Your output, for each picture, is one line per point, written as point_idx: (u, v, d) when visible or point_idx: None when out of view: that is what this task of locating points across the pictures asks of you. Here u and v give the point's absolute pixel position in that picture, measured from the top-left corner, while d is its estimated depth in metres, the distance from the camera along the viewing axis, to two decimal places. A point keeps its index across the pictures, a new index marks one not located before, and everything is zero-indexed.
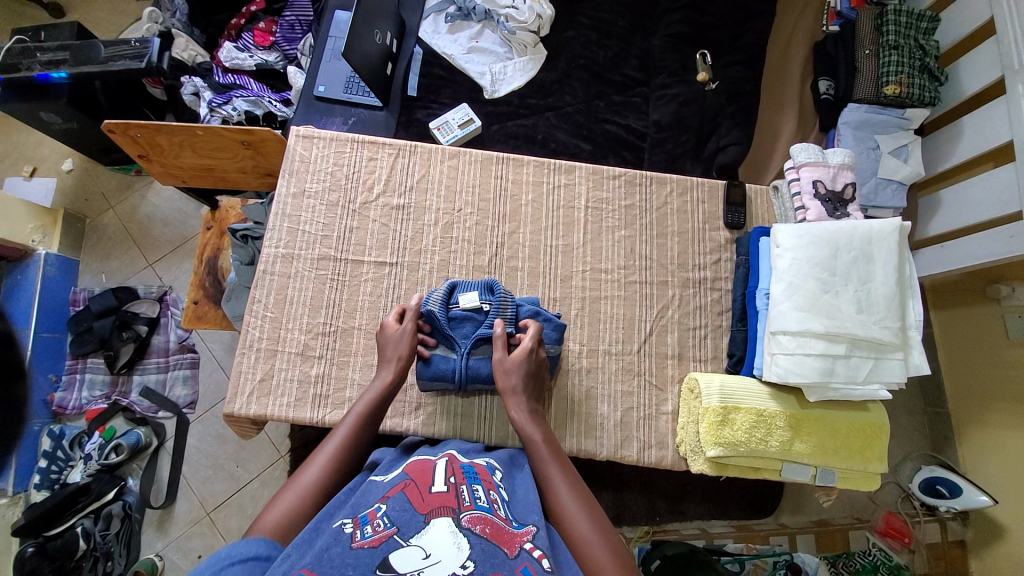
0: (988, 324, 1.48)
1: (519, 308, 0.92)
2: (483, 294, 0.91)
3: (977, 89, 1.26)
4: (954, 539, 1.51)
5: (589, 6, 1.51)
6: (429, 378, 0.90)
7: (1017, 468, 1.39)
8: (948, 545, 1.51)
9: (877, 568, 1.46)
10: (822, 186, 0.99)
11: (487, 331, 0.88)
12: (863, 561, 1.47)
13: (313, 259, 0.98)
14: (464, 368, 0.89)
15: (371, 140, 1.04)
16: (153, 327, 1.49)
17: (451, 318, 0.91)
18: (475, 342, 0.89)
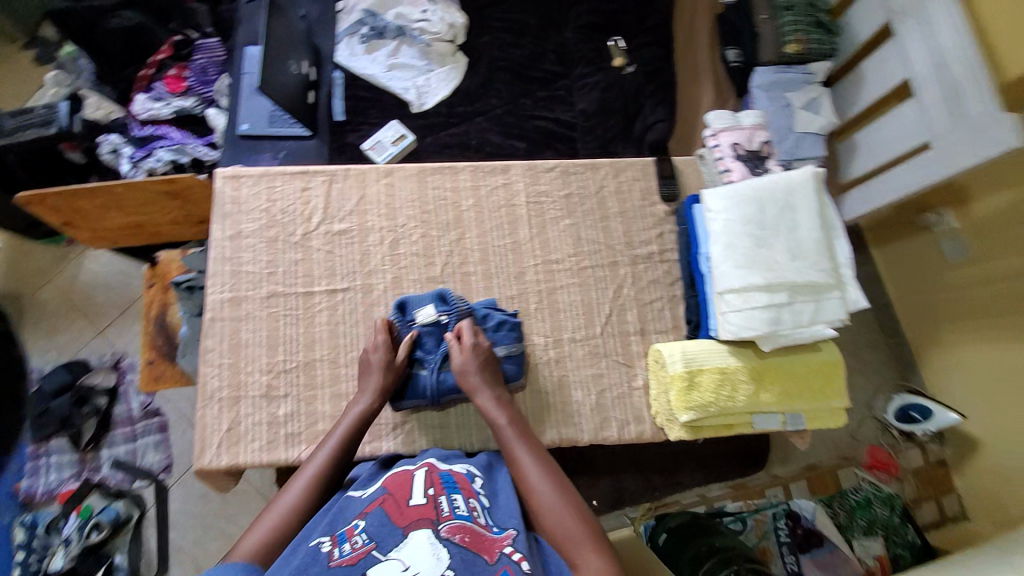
0: (930, 250, 1.61)
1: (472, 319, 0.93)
2: (441, 307, 0.92)
3: (867, 35, 1.37)
4: (936, 461, 1.62)
5: (500, 9, 1.55)
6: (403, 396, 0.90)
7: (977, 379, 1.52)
8: (931, 466, 1.63)
9: (869, 502, 1.59)
10: (740, 147, 1.03)
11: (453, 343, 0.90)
12: (855, 497, 1.61)
13: (261, 298, 0.95)
14: (436, 382, 0.89)
15: (301, 170, 1.01)
16: (112, 397, 1.42)
17: (414, 335, 0.91)
18: (444, 355, 0.89)
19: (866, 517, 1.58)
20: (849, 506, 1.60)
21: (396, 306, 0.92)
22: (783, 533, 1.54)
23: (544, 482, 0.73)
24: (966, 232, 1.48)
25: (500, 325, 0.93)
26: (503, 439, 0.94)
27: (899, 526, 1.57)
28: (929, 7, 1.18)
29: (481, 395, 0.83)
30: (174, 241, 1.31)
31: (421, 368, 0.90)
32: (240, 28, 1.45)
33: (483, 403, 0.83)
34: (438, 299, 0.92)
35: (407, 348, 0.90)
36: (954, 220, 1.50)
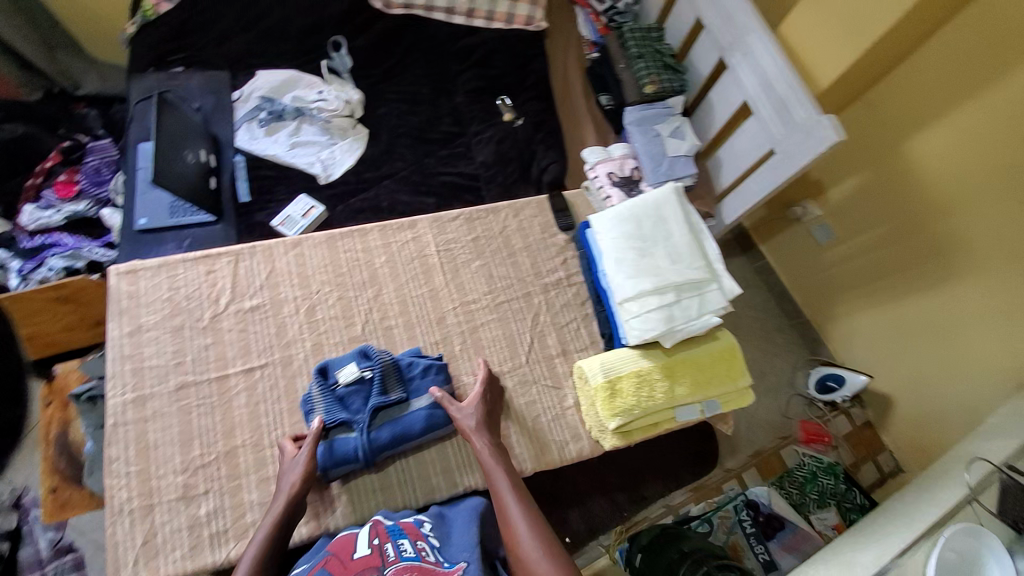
0: (805, 240, 1.96)
1: (396, 369, 0.94)
2: (362, 363, 0.92)
3: (708, 71, 1.64)
4: (863, 423, 1.86)
5: (393, 83, 1.67)
6: (337, 465, 0.87)
7: (877, 344, 1.79)
8: (860, 428, 1.85)
9: (816, 475, 1.73)
10: (615, 175, 1.18)
11: (380, 399, 0.90)
12: (802, 473, 1.75)
13: (171, 392, 0.91)
14: (367, 442, 0.88)
15: (203, 254, 1.01)
16: (15, 541, 1.23)
17: (340, 398, 0.90)
18: (372, 412, 0.90)
19: (816, 490, 1.71)
20: (798, 483, 1.72)
21: (317, 372, 0.91)
22: (747, 524, 1.63)
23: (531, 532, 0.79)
24: (829, 219, 1.82)
25: (422, 374, 0.95)
26: (448, 488, 0.93)
27: (846, 491, 1.70)
28: (747, 42, 1.44)
29: (480, 441, 0.89)
30: (76, 350, 1.25)
31: (351, 429, 0.89)
32: (131, 127, 1.45)
33: (483, 450, 0.88)
34: (361, 355, 0.93)
35: (332, 414, 0.89)
36: (818, 210, 1.84)
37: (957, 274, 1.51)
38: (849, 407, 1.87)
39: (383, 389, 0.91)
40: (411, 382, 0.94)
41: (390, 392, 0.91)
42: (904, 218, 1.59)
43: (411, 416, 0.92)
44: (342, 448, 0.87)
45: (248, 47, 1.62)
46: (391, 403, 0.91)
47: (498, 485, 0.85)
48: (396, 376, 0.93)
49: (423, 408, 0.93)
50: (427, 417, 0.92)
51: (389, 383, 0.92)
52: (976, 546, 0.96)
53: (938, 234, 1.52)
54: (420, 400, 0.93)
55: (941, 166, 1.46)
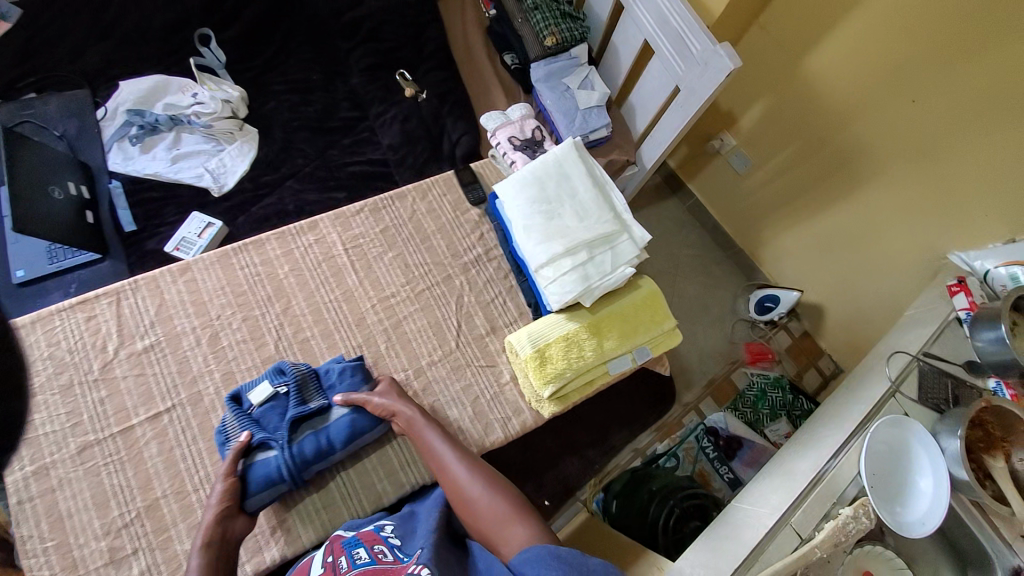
0: (726, 172, 2.00)
1: (311, 378, 0.91)
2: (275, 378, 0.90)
3: (606, 14, 1.61)
4: (801, 334, 1.98)
5: (277, 73, 1.54)
6: (257, 489, 0.81)
7: (801, 260, 1.90)
8: (800, 339, 1.98)
9: (765, 392, 1.83)
10: (516, 138, 1.14)
11: (298, 410, 0.87)
12: (753, 393, 1.85)
13: (73, 455, 0.83)
14: (290, 458, 0.84)
15: (81, 300, 0.92)
16: None
17: (258, 418, 0.87)
18: (289, 426, 0.86)
19: (767, 405, 1.82)
20: (751, 403, 1.83)
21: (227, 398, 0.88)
22: (709, 450, 1.71)
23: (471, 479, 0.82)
24: (745, 147, 1.87)
25: (340, 378, 0.92)
26: (394, 490, 0.91)
27: (794, 401, 1.83)
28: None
29: (404, 410, 0.88)
30: None
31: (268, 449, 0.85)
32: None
33: (408, 417, 0.88)
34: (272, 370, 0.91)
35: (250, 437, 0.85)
36: (733, 140, 1.88)
37: (864, 181, 1.59)
38: (787, 321, 1.99)
39: (299, 400, 0.88)
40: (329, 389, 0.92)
41: (307, 402, 0.88)
42: (811, 135, 1.65)
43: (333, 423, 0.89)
44: (259, 468, 0.83)
45: (104, 56, 1.44)
46: (308, 412, 0.88)
47: (427, 449, 0.86)
48: (311, 386, 0.91)
49: (344, 410, 0.90)
50: (353, 420, 0.89)
51: (306, 393, 0.90)
52: (900, 433, 1.03)
53: (842, 146, 1.59)
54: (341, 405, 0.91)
55: (836, 78, 1.50)
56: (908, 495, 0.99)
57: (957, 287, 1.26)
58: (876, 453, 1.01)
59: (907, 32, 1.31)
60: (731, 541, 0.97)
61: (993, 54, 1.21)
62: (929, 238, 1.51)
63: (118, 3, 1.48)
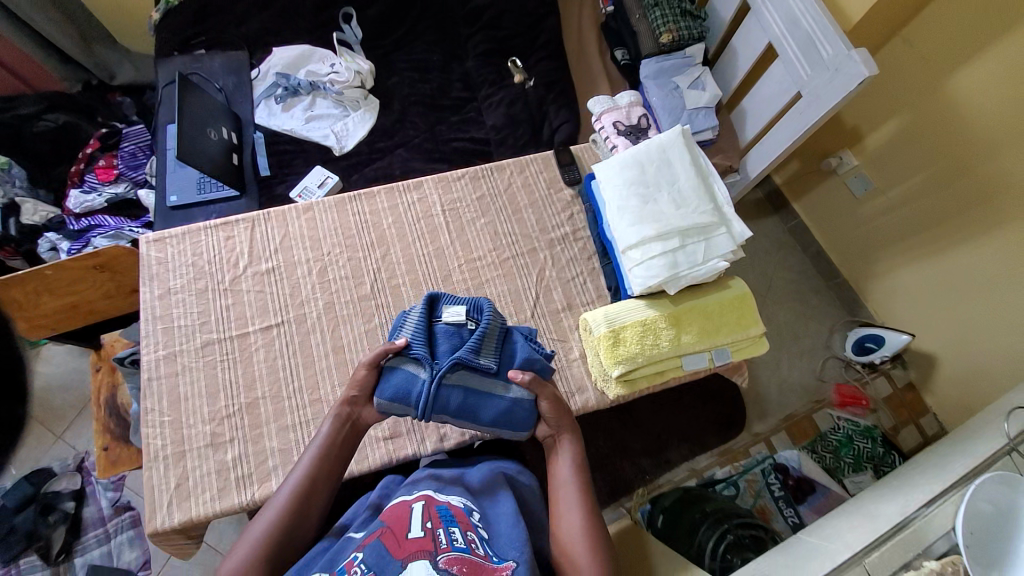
0: (840, 193, 1.85)
1: (495, 337, 0.92)
2: (470, 315, 0.92)
3: (729, 14, 1.56)
4: (905, 385, 1.83)
5: (403, 52, 1.67)
6: (392, 395, 0.85)
7: (921, 299, 1.73)
8: (903, 390, 1.83)
9: (851, 439, 1.73)
10: (621, 124, 1.15)
11: (469, 356, 0.88)
12: (837, 437, 1.75)
13: (197, 348, 0.99)
14: (432, 394, 0.85)
15: (222, 222, 1.08)
16: (81, 500, 1.39)
17: (434, 334, 0.91)
18: (452, 366, 0.87)
19: (851, 454, 1.71)
20: (833, 448, 1.73)
21: (424, 302, 0.93)
22: (775, 488, 1.63)
23: (582, 528, 0.81)
24: (867, 169, 1.72)
25: (514, 359, 0.93)
26: (455, 436, 0.98)
27: (883, 455, 1.70)
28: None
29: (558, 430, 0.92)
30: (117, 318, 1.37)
31: (424, 366, 0.87)
32: (161, 109, 1.53)
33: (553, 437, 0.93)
34: (471, 305, 0.93)
35: (422, 346, 0.88)
36: (854, 160, 1.74)
37: (1006, 219, 1.44)
38: (891, 367, 1.83)
39: (473, 350, 0.88)
40: (502, 357, 0.92)
41: (478, 358, 0.88)
42: (948, 164, 1.51)
43: (485, 391, 0.88)
44: (408, 379, 0.87)
45: (264, 25, 1.66)
46: (474, 367, 0.88)
47: (555, 478, 0.88)
48: (491, 345, 0.91)
49: (500, 388, 0.89)
50: (500, 408, 0.89)
51: (484, 347, 0.90)
52: (1012, 497, 0.90)
53: (986, 177, 1.44)
54: (501, 378, 0.90)
55: (991, 102, 1.36)
56: None
57: None
58: (977, 517, 0.89)
59: None
60: (790, 568, 0.92)
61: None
62: None
63: None
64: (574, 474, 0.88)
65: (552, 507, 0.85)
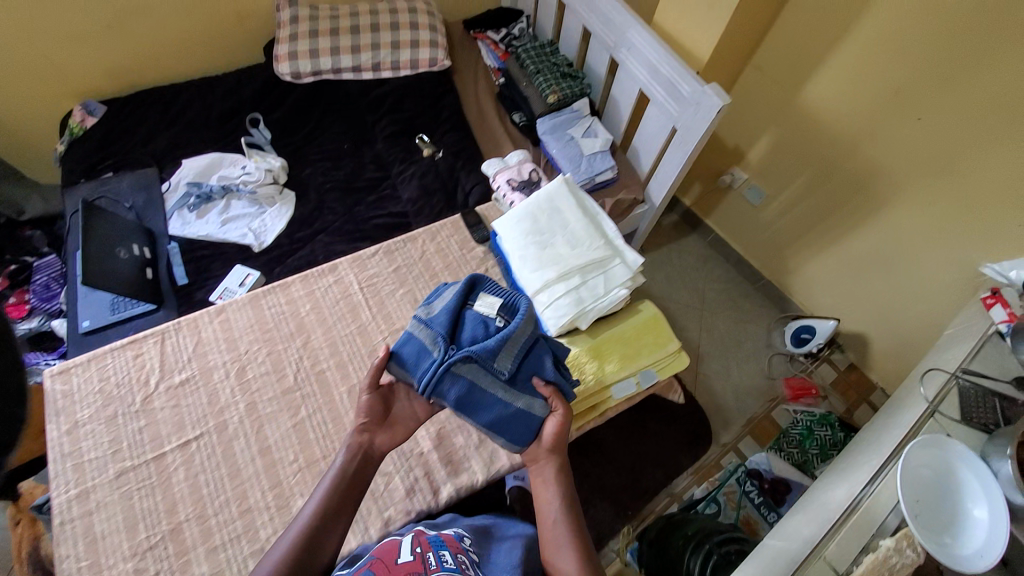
0: (741, 205, 2.02)
1: (522, 342, 0.89)
2: (502, 313, 0.91)
3: (604, 72, 1.77)
4: (847, 367, 1.94)
5: (313, 145, 1.75)
6: (404, 360, 0.89)
7: (838, 287, 1.85)
8: (846, 373, 1.93)
9: (811, 429, 1.72)
10: (514, 180, 1.24)
11: (485, 356, 0.87)
12: (798, 431, 1.74)
13: (112, 480, 0.92)
14: (433, 383, 0.86)
15: (130, 340, 1.05)
16: None
17: (463, 319, 0.91)
18: (464, 360, 0.87)
19: (816, 444, 1.69)
20: (797, 441, 1.71)
21: (461, 286, 0.92)
22: (754, 495, 1.58)
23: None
24: (757, 180, 1.89)
25: (529, 374, 0.90)
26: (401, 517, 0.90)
27: (844, 440, 1.70)
28: (627, 38, 1.57)
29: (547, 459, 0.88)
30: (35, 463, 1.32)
31: (441, 346, 0.88)
32: (69, 236, 1.49)
33: (543, 469, 0.89)
34: (506, 303, 0.92)
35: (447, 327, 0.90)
36: (744, 174, 1.92)
37: (881, 204, 1.58)
38: (831, 353, 1.94)
39: (495, 352, 0.87)
40: (526, 364, 0.90)
41: (496, 362, 0.87)
42: (822, 164, 1.66)
43: (495, 393, 0.88)
44: (420, 351, 0.89)
45: (172, 141, 1.70)
46: (490, 368, 0.87)
47: (543, 517, 0.84)
48: (518, 350, 0.89)
49: (506, 399, 0.88)
50: (495, 420, 0.88)
51: (503, 354, 0.88)
52: (942, 455, 0.93)
53: (858, 168, 1.58)
54: (519, 386, 0.90)
55: (835, 109, 1.55)
56: (961, 527, 0.87)
57: (991, 300, 1.22)
58: (917, 482, 0.90)
59: (909, 46, 1.33)
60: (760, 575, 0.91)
61: (1006, 64, 1.20)
62: (968, 253, 1.46)
63: (185, 98, 1.78)
64: (563, 512, 0.84)
65: (545, 549, 0.82)
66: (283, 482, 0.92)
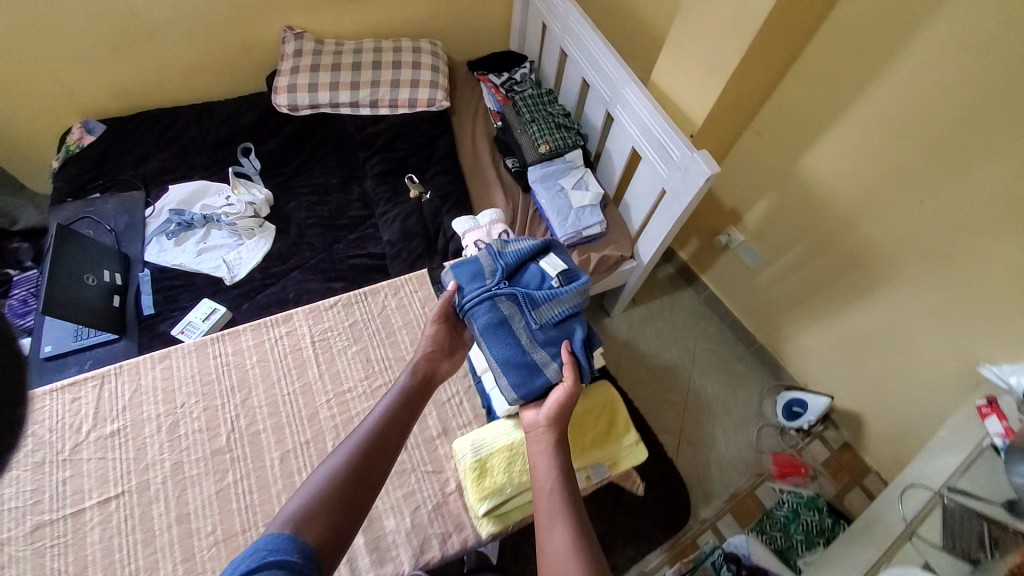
0: (736, 266, 1.95)
1: (566, 306, 1.03)
2: (560, 277, 1.05)
3: (600, 123, 1.74)
4: (840, 446, 1.81)
5: (302, 178, 1.75)
6: (463, 277, 1.04)
7: (834, 362, 1.75)
8: (839, 452, 1.80)
9: (797, 512, 1.59)
10: (480, 242, 1.30)
11: (530, 301, 1.00)
12: (783, 513, 1.61)
13: (26, 533, 0.86)
14: (478, 303, 0.99)
15: (70, 381, 1.01)
16: None
17: (522, 271, 1.06)
18: (511, 298, 1.00)
19: (801, 529, 1.56)
20: (781, 525, 1.58)
21: (535, 244, 1.08)
22: None
23: (572, 548, 0.72)
24: (753, 243, 1.82)
25: (556, 337, 1.01)
26: None
27: (833, 527, 1.57)
28: (622, 94, 1.54)
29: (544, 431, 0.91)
30: None
31: (495, 277, 1.02)
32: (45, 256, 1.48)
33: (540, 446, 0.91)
34: (567, 272, 1.06)
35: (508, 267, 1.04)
36: (741, 236, 1.85)
37: (880, 281, 1.49)
38: (823, 429, 1.84)
39: (538, 303, 1.01)
40: (558, 326, 1.02)
41: (535, 312, 1.00)
42: (817, 235, 1.60)
43: (521, 337, 0.99)
44: (476, 276, 1.04)
45: (164, 164, 1.71)
46: (527, 314, 1.00)
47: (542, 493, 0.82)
48: (559, 311, 1.02)
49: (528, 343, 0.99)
50: (507, 358, 0.97)
51: (544, 308, 1.01)
52: None
53: (853, 244, 1.51)
54: (544, 341, 1.00)
55: (834, 180, 1.48)
56: None
57: (988, 410, 1.10)
58: None
59: (917, 125, 1.26)
60: None
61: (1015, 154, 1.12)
62: (973, 344, 1.36)
63: (182, 123, 1.79)
64: (561, 487, 0.82)
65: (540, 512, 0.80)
66: (195, 557, 0.86)
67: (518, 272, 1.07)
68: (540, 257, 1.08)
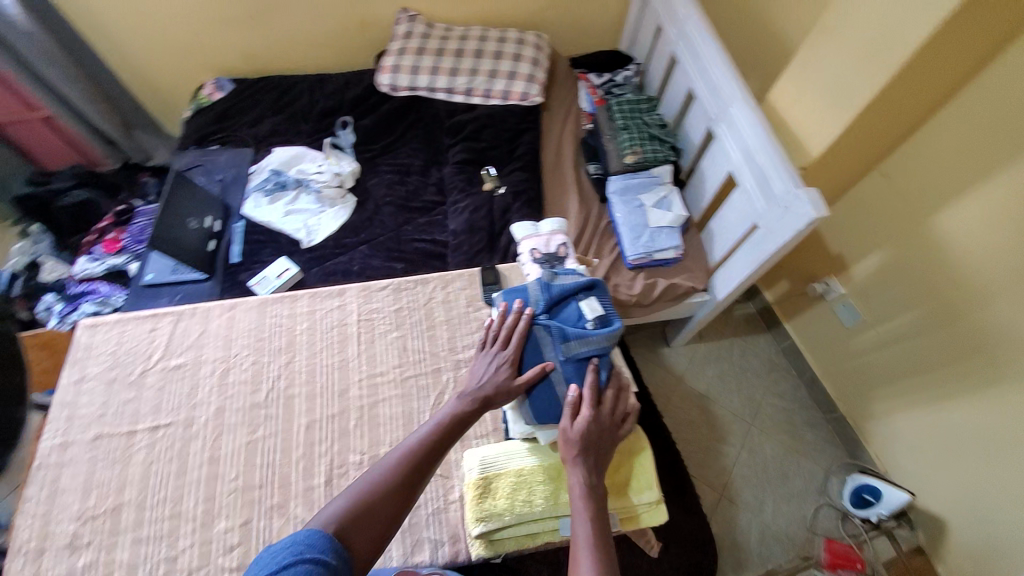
0: (829, 320, 1.70)
1: (593, 347, 1.01)
2: (596, 319, 1.05)
3: (699, 139, 1.59)
4: (912, 549, 1.51)
5: (388, 157, 1.81)
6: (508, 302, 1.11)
7: (929, 456, 1.47)
8: (908, 555, 1.51)
9: None
10: (537, 252, 1.27)
11: (560, 334, 1.01)
12: None
13: (90, 439, 1.00)
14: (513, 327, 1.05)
15: (152, 313, 1.15)
16: None
17: (563, 307, 1.09)
18: (544, 327, 1.04)
19: None
20: None
21: (582, 280, 1.10)
22: None
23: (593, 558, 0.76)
24: (855, 300, 1.57)
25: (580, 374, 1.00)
26: None
27: None
28: (729, 112, 1.38)
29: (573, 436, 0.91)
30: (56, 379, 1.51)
31: (537, 308, 1.08)
32: None
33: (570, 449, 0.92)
34: (604, 316, 1.07)
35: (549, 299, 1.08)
36: (842, 288, 1.60)
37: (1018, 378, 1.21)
38: (894, 525, 1.55)
39: (568, 338, 1.01)
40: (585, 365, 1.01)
41: (563, 344, 1.01)
42: (936, 304, 1.34)
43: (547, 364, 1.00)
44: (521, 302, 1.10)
45: (274, 127, 1.86)
46: (556, 344, 1.01)
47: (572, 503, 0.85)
48: (587, 350, 1.01)
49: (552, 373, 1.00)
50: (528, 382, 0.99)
51: (574, 343, 1.01)
52: None
53: (982, 326, 1.25)
54: (570, 375, 0.99)
55: (975, 247, 1.22)
56: None
57: None
58: None
59: None
60: None
61: None
62: None
63: (296, 91, 1.93)
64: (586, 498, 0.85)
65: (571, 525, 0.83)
66: (216, 497, 0.95)
67: (560, 307, 1.09)
68: (584, 295, 1.10)
